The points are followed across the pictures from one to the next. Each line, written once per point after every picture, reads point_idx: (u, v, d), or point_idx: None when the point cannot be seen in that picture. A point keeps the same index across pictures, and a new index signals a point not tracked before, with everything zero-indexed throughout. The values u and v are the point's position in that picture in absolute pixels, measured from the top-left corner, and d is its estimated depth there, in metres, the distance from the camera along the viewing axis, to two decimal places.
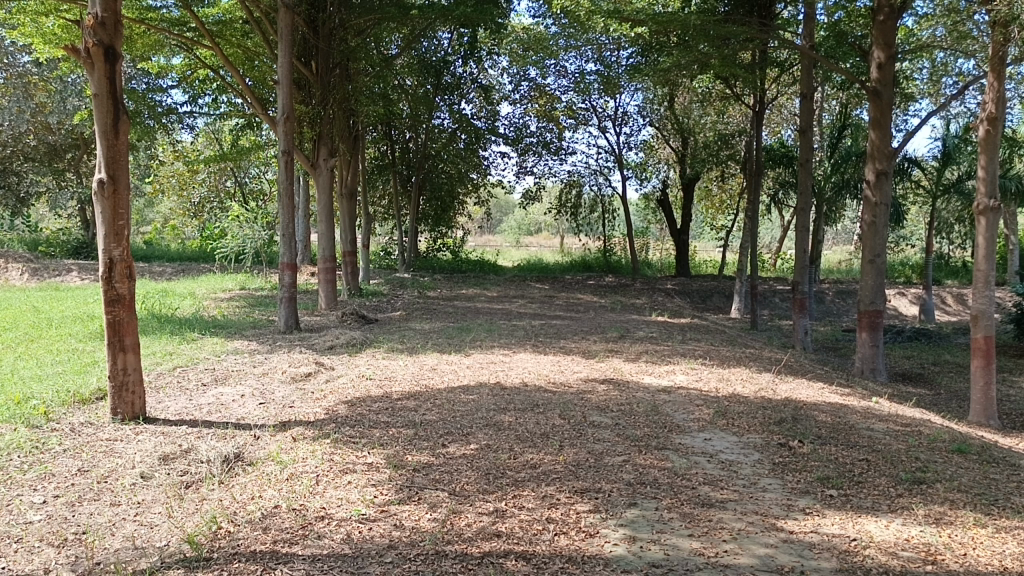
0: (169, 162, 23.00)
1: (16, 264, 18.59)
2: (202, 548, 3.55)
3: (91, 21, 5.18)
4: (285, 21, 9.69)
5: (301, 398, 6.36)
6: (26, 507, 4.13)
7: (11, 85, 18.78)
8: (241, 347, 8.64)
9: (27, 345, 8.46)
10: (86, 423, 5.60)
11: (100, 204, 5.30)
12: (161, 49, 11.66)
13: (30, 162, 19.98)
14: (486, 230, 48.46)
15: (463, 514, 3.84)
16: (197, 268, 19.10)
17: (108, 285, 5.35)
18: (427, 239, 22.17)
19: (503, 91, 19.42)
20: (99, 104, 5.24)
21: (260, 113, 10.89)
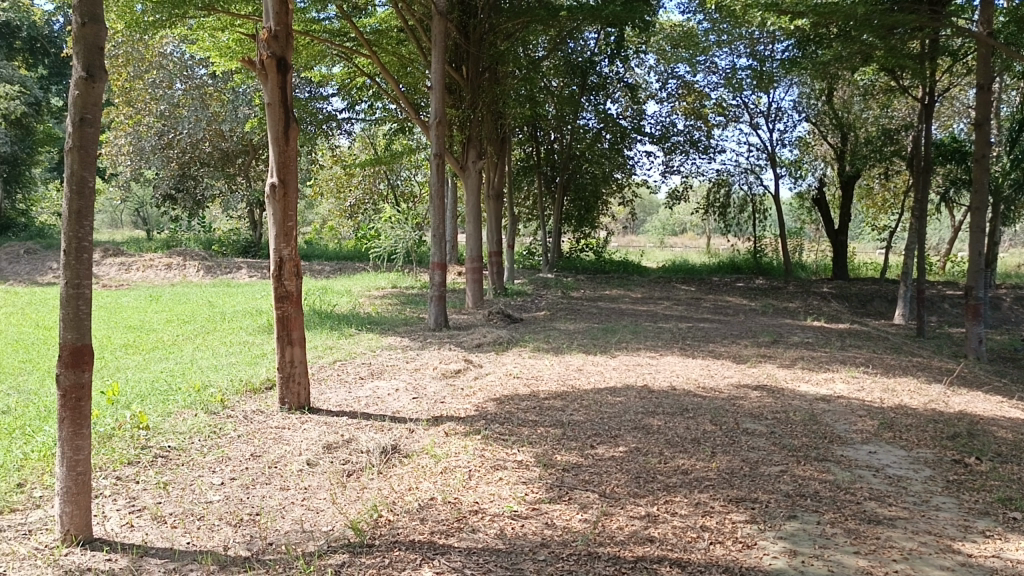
0: (328, 166, 24.35)
1: (193, 262, 20.07)
2: (365, 534, 3.72)
3: (265, 35, 5.55)
4: (439, 28, 9.97)
5: (452, 394, 6.54)
6: (206, 487, 4.47)
7: (190, 96, 20.37)
8: (394, 343, 8.97)
9: (203, 337, 9.17)
10: (258, 412, 5.99)
11: (272, 206, 5.67)
12: (322, 59, 12.27)
13: (205, 167, 21.59)
14: (630, 233, 48.08)
15: (615, 516, 3.82)
16: (353, 267, 20.02)
17: (278, 283, 5.71)
18: (570, 239, 22.25)
19: (650, 89, 19.18)
20: (272, 113, 5.59)
21: (413, 117, 11.26)
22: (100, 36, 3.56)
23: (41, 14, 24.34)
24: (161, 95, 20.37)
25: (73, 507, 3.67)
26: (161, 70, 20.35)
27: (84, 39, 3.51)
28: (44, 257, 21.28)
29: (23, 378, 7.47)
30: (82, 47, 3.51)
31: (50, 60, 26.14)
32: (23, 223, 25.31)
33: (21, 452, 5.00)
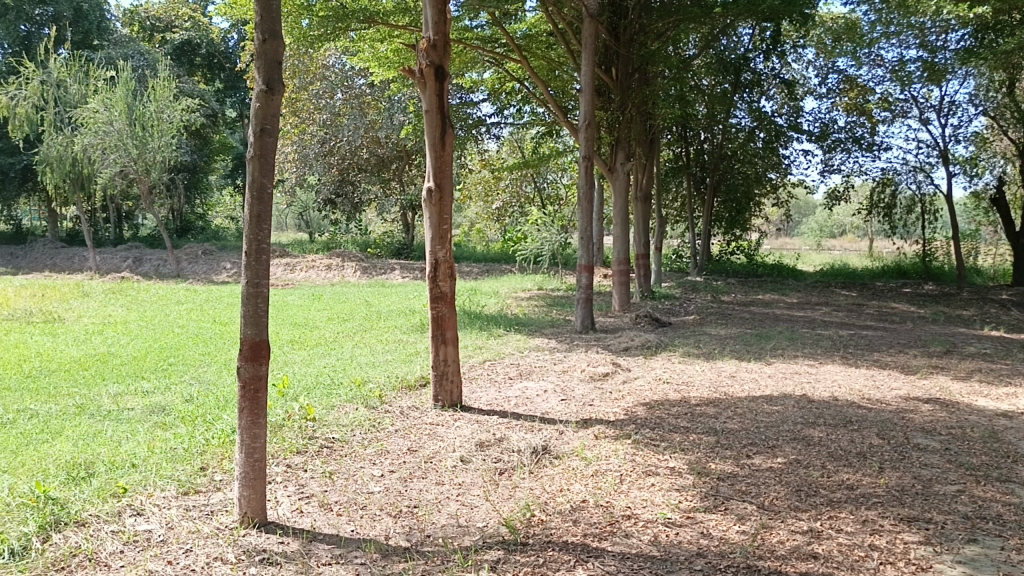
0: (476, 170, 24.91)
1: (350, 264, 21.05)
2: (519, 532, 3.77)
3: (424, 44, 5.74)
4: (589, 30, 9.98)
5: (601, 397, 6.52)
6: (367, 478, 4.68)
7: (349, 105, 21.46)
8: (542, 344, 9.06)
9: (361, 335, 9.62)
10: (413, 407, 6.20)
11: (428, 210, 5.88)
12: (474, 65, 12.57)
13: (363, 172, 22.58)
14: (783, 236, 46.33)
15: (775, 529, 3.69)
16: (500, 269, 20.38)
17: (433, 284, 5.91)
18: (721, 242, 21.70)
19: (808, 85, 18.42)
20: (430, 119, 5.79)
21: (562, 120, 11.33)
22: (279, 51, 3.79)
23: (219, 32, 26.31)
24: (323, 105, 21.56)
25: (251, 491, 3.94)
26: (324, 81, 21.59)
27: (265, 55, 3.76)
28: (219, 257, 22.97)
29: (203, 369, 8.10)
30: (263, 61, 3.77)
31: (226, 74, 27.67)
32: (201, 226, 27.12)
33: (204, 438, 5.42)
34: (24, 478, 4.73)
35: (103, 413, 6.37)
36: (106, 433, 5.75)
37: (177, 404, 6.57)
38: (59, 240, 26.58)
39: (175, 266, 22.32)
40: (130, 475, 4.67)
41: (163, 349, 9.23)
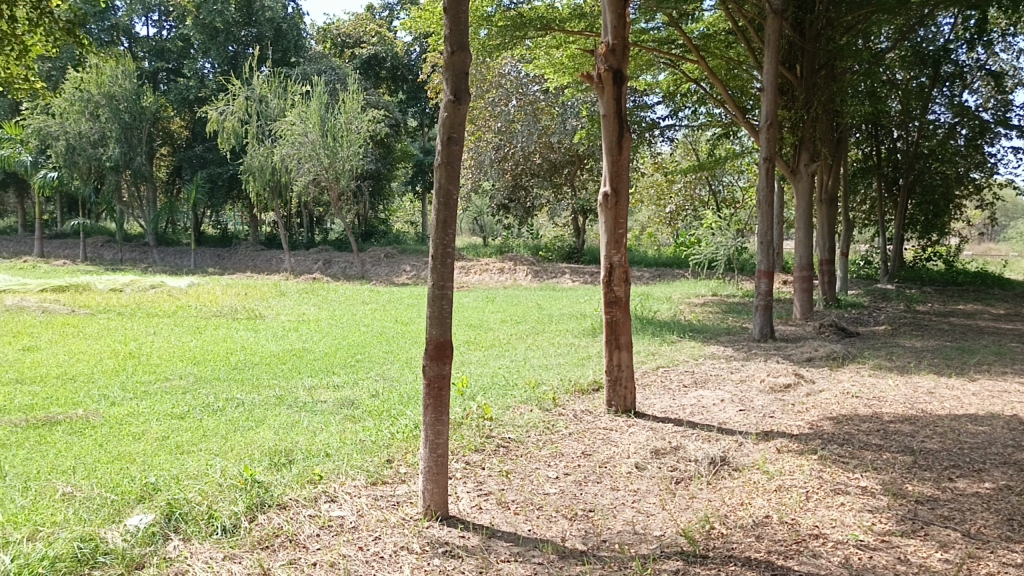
0: (649, 173, 24.66)
1: (522, 267, 21.45)
2: (699, 544, 3.70)
3: (603, 49, 5.75)
4: (773, 27, 9.63)
5: (782, 409, 6.24)
6: (543, 479, 4.74)
7: (524, 112, 21.96)
8: (718, 352, 8.82)
9: (534, 337, 9.76)
10: (587, 411, 6.21)
11: (604, 215, 5.90)
12: (650, 68, 12.44)
13: (535, 177, 22.68)
14: (987, 242, 42.52)
15: (984, 561, 3.39)
16: (673, 274, 20.09)
17: (608, 288, 5.90)
18: (915, 247, 20.24)
19: (1019, 76, 16.83)
20: (607, 123, 5.80)
21: (741, 121, 10.97)
22: (466, 63, 3.92)
23: (402, 46, 27.65)
24: (499, 113, 22.16)
25: (434, 485, 4.09)
26: (500, 89, 22.21)
27: (453, 66, 3.90)
28: (399, 260, 24.13)
29: (387, 366, 8.53)
30: (452, 73, 3.91)
31: (408, 85, 28.75)
32: (383, 231, 28.62)
33: (390, 433, 5.71)
34: (232, 461, 5.17)
35: (299, 404, 6.86)
36: (302, 423, 6.19)
37: (364, 399, 6.96)
38: (259, 243, 28.92)
39: (360, 267, 23.70)
40: (324, 464, 5.01)
41: (350, 346, 9.81)
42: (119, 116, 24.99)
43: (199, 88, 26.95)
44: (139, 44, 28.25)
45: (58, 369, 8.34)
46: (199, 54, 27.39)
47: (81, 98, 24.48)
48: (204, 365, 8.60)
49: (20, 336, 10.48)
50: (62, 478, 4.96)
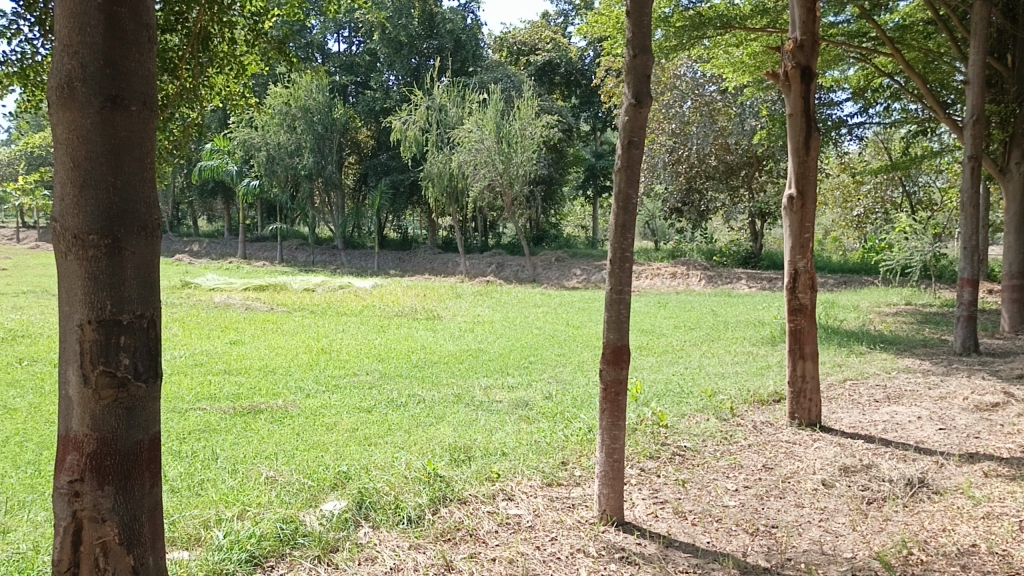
0: (834, 174, 23.39)
1: (695, 272, 20.98)
2: (895, 570, 3.46)
3: (790, 46, 5.54)
4: (980, 15, 8.86)
5: (990, 430, 5.71)
6: (722, 490, 4.60)
7: (699, 113, 21.48)
8: (914, 366, 8.20)
9: (709, 344, 9.51)
10: (767, 423, 5.94)
11: (788, 218, 5.71)
12: (838, 63, 11.79)
13: (710, 179, 22.23)
14: None
15: None
16: (860, 282, 18.97)
17: (792, 295, 5.70)
18: None
19: None
20: (794, 123, 5.60)
21: (942, 116, 10.18)
22: (648, 66, 3.88)
23: (576, 51, 27.88)
24: (673, 114, 21.81)
25: (610, 490, 4.06)
26: (675, 91, 21.89)
27: (635, 70, 3.88)
28: (570, 263, 24.29)
29: (560, 369, 8.61)
30: (634, 77, 3.89)
31: (581, 90, 28.88)
32: (554, 235, 28.94)
33: (565, 435, 5.76)
34: (415, 455, 5.41)
35: (476, 403, 7.06)
36: (479, 421, 6.37)
37: (538, 400, 7.05)
38: (437, 246, 30.05)
39: (532, 270, 24.09)
40: (502, 463, 5.13)
41: (524, 348, 9.98)
42: (313, 128, 26.80)
43: (384, 99, 28.43)
44: (331, 59, 30.18)
45: (260, 362, 9.06)
46: (385, 67, 28.98)
47: (280, 112, 26.49)
48: (387, 362, 9.06)
49: (228, 331, 11.48)
50: (265, 463, 5.38)
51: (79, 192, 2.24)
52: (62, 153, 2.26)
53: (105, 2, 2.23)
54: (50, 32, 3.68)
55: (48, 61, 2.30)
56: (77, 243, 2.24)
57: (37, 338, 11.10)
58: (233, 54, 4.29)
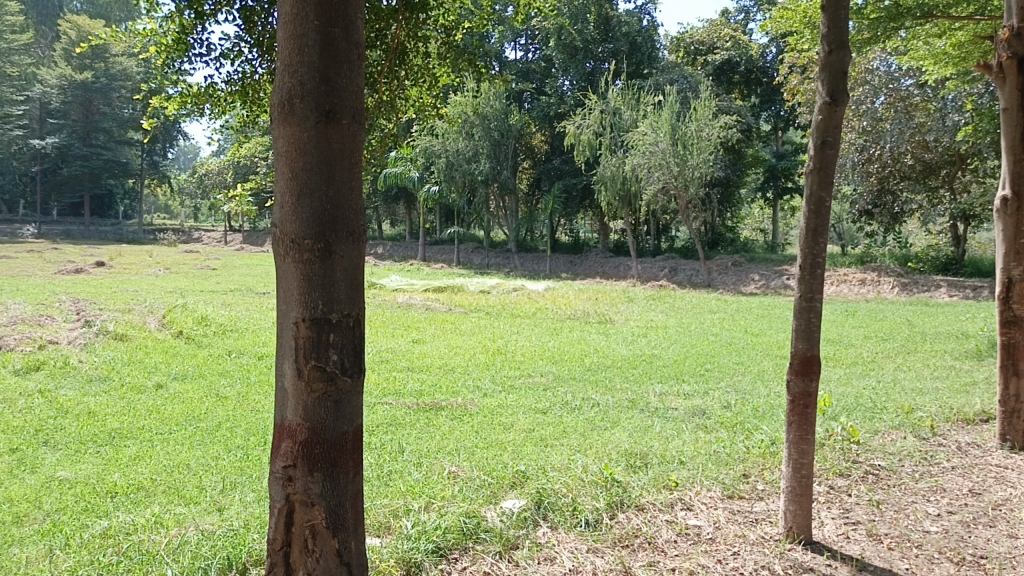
0: None
1: (887, 279, 19.68)
2: None
3: (1005, 36, 5.14)
4: None
5: None
6: (921, 515, 4.28)
7: (893, 109, 20.06)
8: None
9: (904, 356, 8.90)
10: (973, 444, 5.45)
11: (1003, 222, 5.34)
12: None
13: (906, 179, 21.08)
14: None
15: None
16: None
17: (1005, 305, 5.29)
18: None
19: None
20: (1009, 118, 5.27)
21: None
22: (845, 61, 3.69)
23: (758, 48, 27.08)
24: (864, 111, 20.54)
25: (797, 506, 3.88)
26: (866, 86, 20.52)
27: (830, 67, 3.70)
28: (748, 268, 23.47)
29: (739, 378, 8.35)
30: (829, 74, 3.71)
31: (762, 88, 28.04)
32: (730, 238, 28.13)
33: (746, 446, 5.59)
34: (592, 458, 5.43)
35: (651, 409, 6.98)
36: (655, 428, 6.31)
37: (717, 409, 6.87)
38: (608, 250, 30.01)
39: (707, 276, 23.53)
40: (680, 471, 5.05)
41: (700, 354, 9.77)
42: (490, 134, 27.54)
43: (558, 104, 28.74)
44: (507, 67, 30.91)
45: (440, 361, 9.43)
46: (560, 73, 29.29)
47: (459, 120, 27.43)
48: (561, 365, 9.15)
49: (410, 330, 12.04)
50: (448, 458, 5.60)
51: (297, 199, 2.43)
52: (283, 164, 2.46)
53: (322, 24, 2.41)
54: (266, 53, 3.95)
55: (273, 81, 2.52)
56: (296, 247, 2.43)
57: (243, 332, 12.13)
58: (427, 67, 4.48)
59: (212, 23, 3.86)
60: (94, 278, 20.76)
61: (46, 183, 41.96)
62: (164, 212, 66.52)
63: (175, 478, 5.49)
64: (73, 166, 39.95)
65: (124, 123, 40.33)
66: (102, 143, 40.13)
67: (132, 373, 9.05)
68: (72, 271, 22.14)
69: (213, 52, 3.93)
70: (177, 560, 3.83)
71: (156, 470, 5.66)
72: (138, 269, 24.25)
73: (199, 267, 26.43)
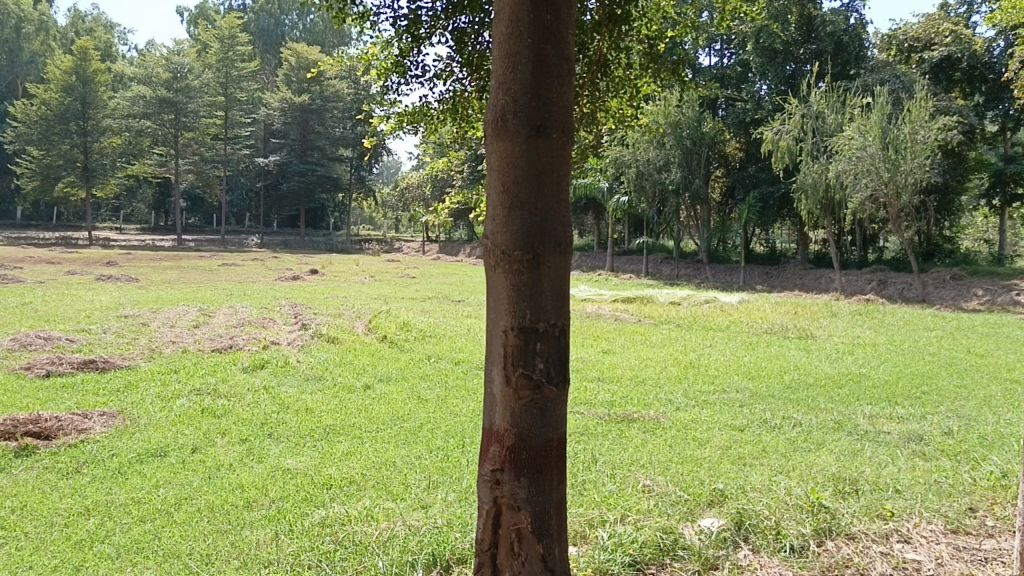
0: None
1: None
2: None
3: None
4: None
5: None
6: None
7: None
8: None
9: None
10: None
11: None
12: None
13: None
14: None
15: None
16: None
17: None
18: None
19: None
20: None
21: None
22: None
23: (983, 42, 24.50)
24: None
25: None
26: None
27: None
28: (969, 282, 21.46)
29: (961, 403, 7.63)
30: None
31: (988, 85, 25.62)
32: (949, 250, 25.88)
33: (971, 478, 5.10)
34: (795, 481, 5.17)
35: (860, 433, 6.54)
36: (866, 452, 5.91)
37: (936, 436, 6.33)
38: (808, 261, 28.56)
39: (921, 290, 21.78)
40: (895, 501, 4.70)
41: (915, 375, 9.05)
42: (682, 143, 27.05)
43: (755, 110, 27.76)
44: (703, 74, 30.30)
45: (631, 372, 9.38)
46: (757, 77, 28.27)
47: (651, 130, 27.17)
48: (758, 381, 8.79)
49: (601, 340, 12.06)
50: (642, 471, 5.55)
51: (507, 212, 2.50)
52: (496, 179, 2.55)
53: (536, 41, 2.47)
54: (475, 71, 4.13)
55: (488, 98, 2.61)
56: (505, 259, 2.50)
57: (442, 338, 12.68)
58: (630, 79, 4.47)
59: (427, 45, 4.08)
60: (310, 284, 22.51)
61: (269, 197, 46.01)
62: (369, 224, 71.02)
63: (383, 474, 5.82)
64: (292, 182, 43.53)
65: (336, 140, 43.41)
66: (316, 159, 43.41)
67: (343, 374, 9.71)
68: (291, 278, 24.16)
69: (427, 73, 4.16)
70: (387, 553, 4.06)
71: (365, 466, 6.03)
72: (347, 277, 26.04)
73: (400, 275, 27.93)
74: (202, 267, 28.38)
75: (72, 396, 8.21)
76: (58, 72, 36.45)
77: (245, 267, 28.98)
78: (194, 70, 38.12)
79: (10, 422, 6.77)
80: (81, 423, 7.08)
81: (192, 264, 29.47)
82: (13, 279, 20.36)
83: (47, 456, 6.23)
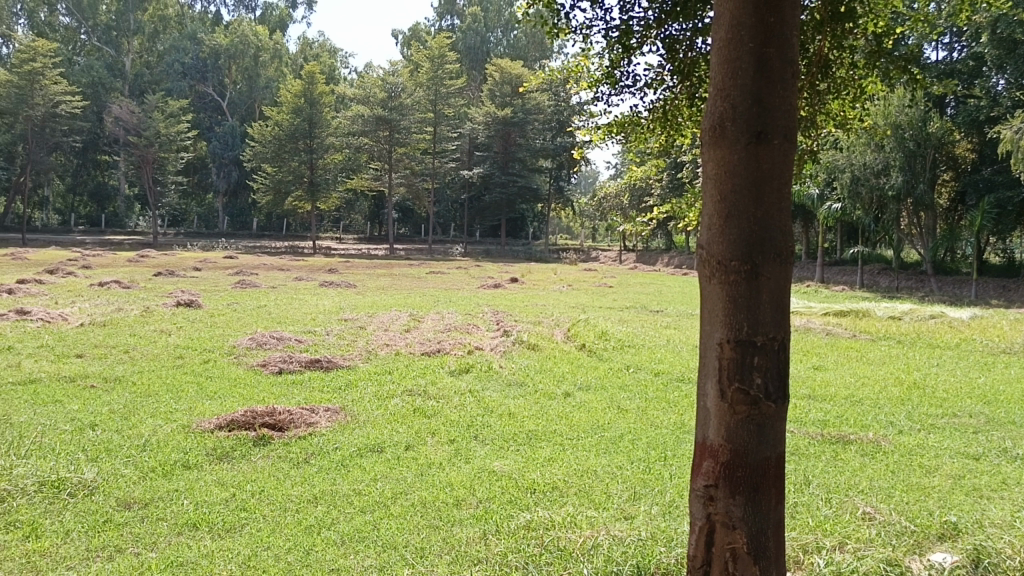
0: None
1: None
2: None
3: None
4: None
5: None
6: None
7: None
8: None
9: None
10: None
11: None
12: None
13: None
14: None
15: None
16: None
17: None
18: None
19: None
20: None
21: None
22: None
23: None
24: None
25: None
26: None
27: None
28: None
29: None
30: None
31: None
32: None
33: None
34: None
35: None
36: None
37: None
38: None
39: None
40: None
41: None
42: (904, 145, 24.99)
43: (990, 107, 25.21)
44: (929, 69, 27.98)
45: (846, 391, 8.79)
46: (994, 71, 25.65)
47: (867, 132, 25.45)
48: (996, 406, 7.95)
49: (810, 356, 11.42)
50: (862, 497, 5.19)
51: (725, 221, 2.42)
52: (713, 187, 2.48)
53: (758, 44, 2.37)
54: (686, 78, 4.06)
55: (707, 105, 2.54)
56: (722, 269, 2.42)
57: (640, 348, 12.59)
58: (854, 79, 4.19)
59: (638, 55, 4.08)
60: (511, 292, 23.17)
61: (472, 208, 47.83)
62: (567, 233, 71.96)
63: (585, 482, 5.85)
64: (494, 193, 44.99)
65: (536, 152, 44.22)
66: (517, 171, 44.62)
67: (544, 380, 9.89)
68: (492, 286, 24.99)
69: (638, 83, 4.16)
70: (592, 560, 4.09)
71: (567, 473, 6.10)
72: (545, 285, 26.55)
73: (597, 284, 28.05)
74: (412, 275, 30.04)
75: (301, 391, 8.97)
76: (290, 95, 40.07)
77: (450, 275, 30.34)
78: (406, 89, 40.43)
79: (249, 413, 7.50)
80: (309, 417, 7.73)
81: (403, 272, 31.26)
82: (251, 283, 22.58)
83: (281, 446, 6.85)
